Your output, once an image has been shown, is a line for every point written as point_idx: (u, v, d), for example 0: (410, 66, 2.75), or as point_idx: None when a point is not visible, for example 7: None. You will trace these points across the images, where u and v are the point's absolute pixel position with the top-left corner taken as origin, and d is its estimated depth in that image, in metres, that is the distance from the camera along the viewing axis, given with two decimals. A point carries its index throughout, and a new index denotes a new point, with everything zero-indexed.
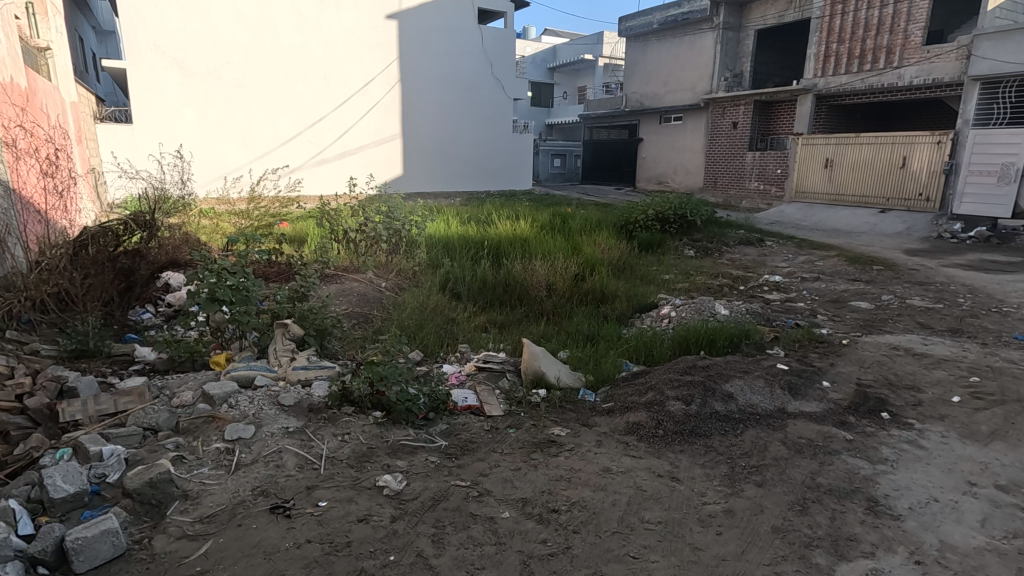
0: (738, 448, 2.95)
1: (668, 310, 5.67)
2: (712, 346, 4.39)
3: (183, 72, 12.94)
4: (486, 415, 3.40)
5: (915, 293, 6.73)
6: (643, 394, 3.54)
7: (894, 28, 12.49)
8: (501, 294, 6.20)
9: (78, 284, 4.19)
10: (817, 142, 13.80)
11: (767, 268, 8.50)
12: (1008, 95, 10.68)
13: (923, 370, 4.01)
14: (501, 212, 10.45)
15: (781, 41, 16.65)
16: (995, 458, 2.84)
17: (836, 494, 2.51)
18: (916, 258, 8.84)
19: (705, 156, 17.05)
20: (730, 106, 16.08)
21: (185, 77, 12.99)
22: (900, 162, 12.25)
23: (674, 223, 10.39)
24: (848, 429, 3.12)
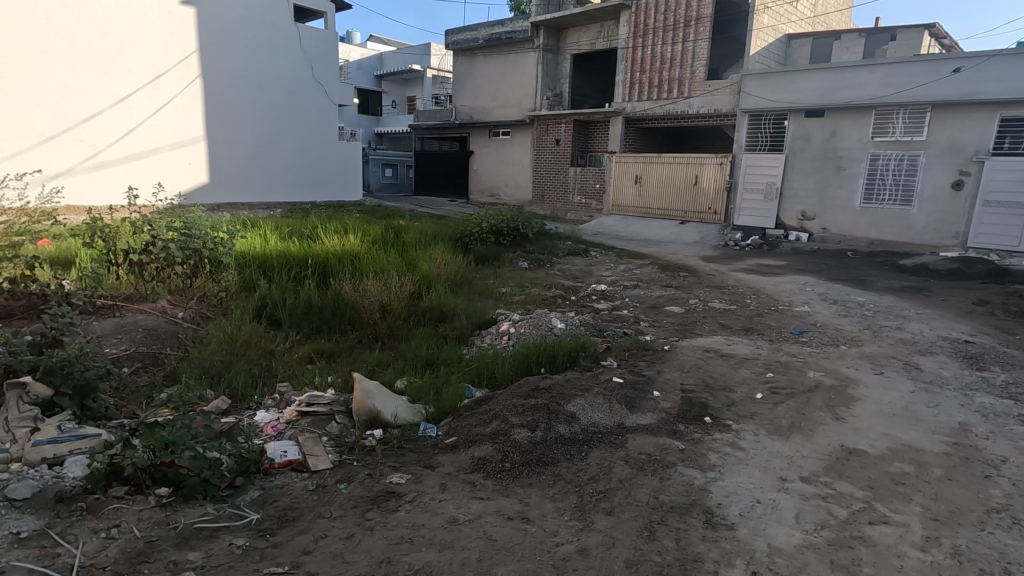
0: (584, 473, 2.90)
1: (507, 326, 5.62)
2: (552, 363, 4.38)
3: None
4: (310, 471, 2.90)
5: (715, 296, 7.63)
6: (488, 423, 3.35)
7: (683, 63, 14.38)
8: (329, 317, 5.62)
9: None
10: (628, 161, 15.24)
11: (594, 277, 9.03)
12: (768, 126, 12.80)
13: (731, 370, 4.45)
14: (327, 225, 9.64)
15: (593, 66, 18.18)
16: (797, 450, 3.17)
17: (677, 512, 2.56)
18: (711, 264, 10.12)
19: (533, 170, 17.84)
20: (553, 124, 17.05)
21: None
22: (693, 179, 14.04)
23: (508, 236, 10.59)
24: (680, 438, 3.28)
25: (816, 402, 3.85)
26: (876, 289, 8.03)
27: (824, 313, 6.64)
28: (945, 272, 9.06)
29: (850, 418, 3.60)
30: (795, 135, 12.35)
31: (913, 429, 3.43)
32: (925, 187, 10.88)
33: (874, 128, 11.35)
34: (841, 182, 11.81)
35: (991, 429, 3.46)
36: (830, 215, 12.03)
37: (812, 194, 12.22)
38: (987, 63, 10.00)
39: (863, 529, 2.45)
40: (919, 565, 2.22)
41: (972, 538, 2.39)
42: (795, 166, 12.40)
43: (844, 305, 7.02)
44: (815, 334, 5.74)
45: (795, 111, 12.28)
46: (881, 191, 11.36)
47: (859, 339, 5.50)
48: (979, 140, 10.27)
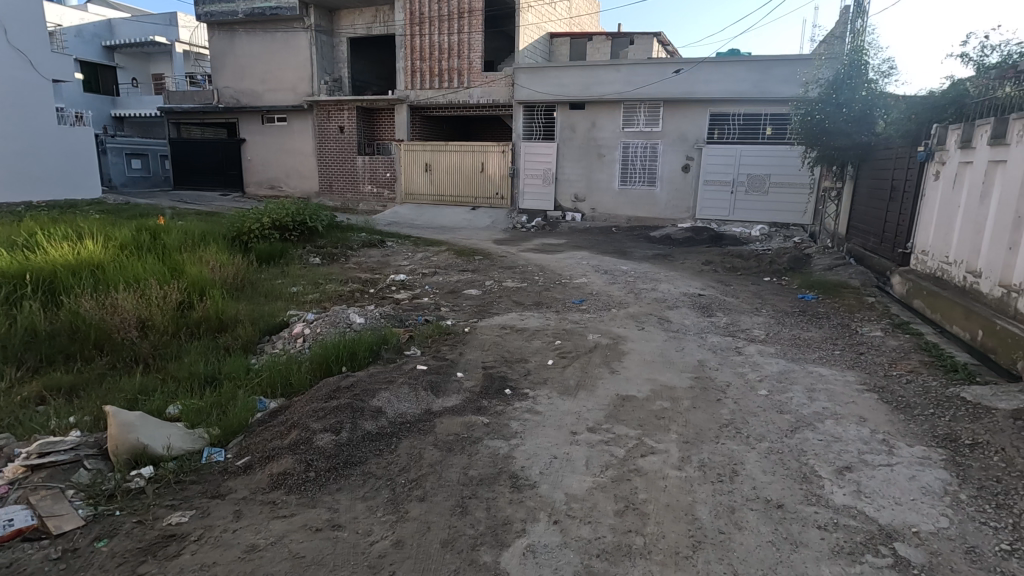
0: (395, 466, 2.86)
1: (300, 327, 5.22)
2: (353, 360, 4.21)
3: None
4: (53, 536, 2.34)
5: (508, 276, 8.14)
6: (285, 434, 3.09)
7: (461, 54, 14.84)
8: (65, 344, 4.55)
9: None
10: (417, 149, 15.25)
11: (392, 267, 8.89)
12: (540, 117, 13.96)
13: (526, 343, 4.81)
14: (52, 230, 7.75)
15: (372, 51, 17.66)
16: (583, 405, 3.57)
17: (486, 483, 2.69)
18: (503, 247, 10.76)
19: (317, 159, 16.73)
20: (334, 111, 16.15)
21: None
22: (479, 167, 14.65)
23: (295, 231, 9.80)
24: (484, 413, 3.44)
25: (595, 360, 4.39)
26: (636, 258, 9.43)
27: (597, 283, 7.57)
28: (682, 240, 11.05)
29: (622, 370, 4.19)
30: (563, 126, 13.70)
31: (667, 371, 4.14)
32: (664, 170, 13.05)
33: (624, 120, 13.19)
34: (603, 167, 13.53)
35: (719, 362, 4.35)
36: (597, 196, 13.70)
37: (581, 178, 13.76)
38: (698, 67, 12.26)
39: (637, 461, 2.88)
40: (677, 481, 2.70)
41: (711, 450, 2.98)
42: (566, 153, 13.78)
43: (612, 274, 8.10)
44: (591, 301, 6.52)
45: (561, 104, 13.60)
46: (633, 174, 13.32)
47: (626, 302, 6.42)
48: (697, 131, 12.66)
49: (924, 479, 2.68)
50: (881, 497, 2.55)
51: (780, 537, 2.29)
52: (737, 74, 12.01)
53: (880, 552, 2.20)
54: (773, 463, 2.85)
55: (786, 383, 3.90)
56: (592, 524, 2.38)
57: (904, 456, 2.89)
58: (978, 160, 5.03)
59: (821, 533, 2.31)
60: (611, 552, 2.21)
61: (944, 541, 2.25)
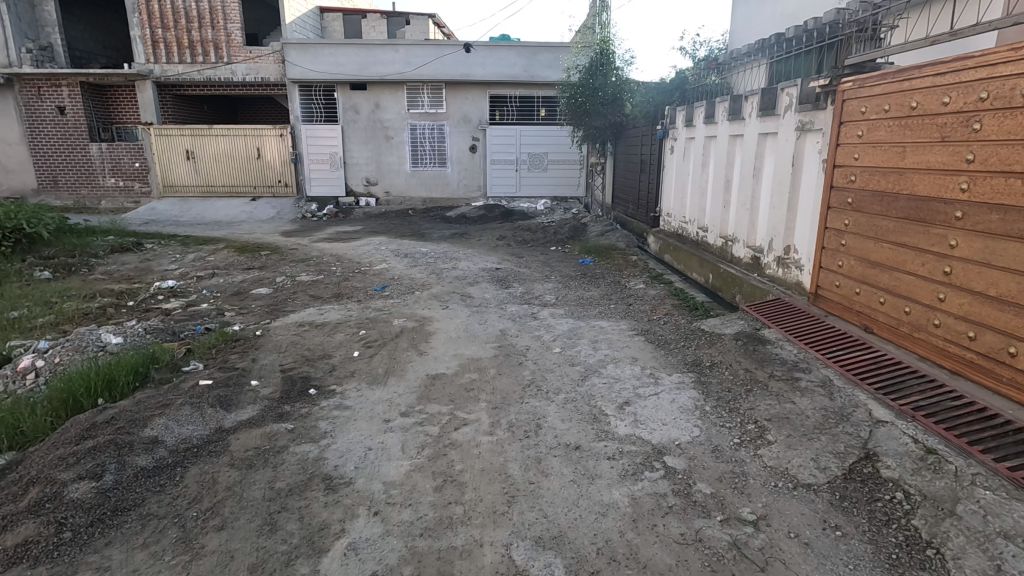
0: (182, 498, 2.49)
1: (30, 360, 4.16)
2: (113, 388, 3.51)
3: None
4: None
5: (301, 270, 7.56)
6: (21, 496, 2.47)
7: (215, 24, 13.08)
8: None
9: None
10: (172, 134, 13.11)
11: (155, 274, 7.58)
12: (319, 97, 13.07)
13: (328, 337, 4.56)
14: None
15: (92, 15, 14.48)
16: (393, 392, 3.53)
17: (296, 492, 2.51)
18: (292, 239, 9.94)
19: (29, 148, 13.29)
20: (47, 87, 12.96)
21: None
22: (254, 152, 13.21)
23: (5, 241, 7.70)
24: (287, 419, 3.19)
25: (402, 344, 4.36)
26: (434, 239, 9.54)
27: (398, 267, 7.49)
28: (476, 218, 11.52)
29: (430, 350, 4.25)
30: (346, 107, 13.05)
31: (472, 345, 4.31)
32: (452, 151, 13.35)
33: (408, 102, 13.09)
34: (391, 150, 13.29)
35: (518, 329, 4.68)
36: (389, 179, 13.44)
37: (370, 161, 13.33)
38: (473, 50, 12.67)
39: (451, 435, 2.97)
40: (489, 445, 2.86)
41: (518, 411, 3.22)
42: (351, 136, 13.18)
43: (412, 257, 8.09)
44: (394, 287, 6.44)
45: (341, 84, 12.91)
46: (424, 156, 13.37)
47: (428, 283, 6.48)
48: (479, 112, 13.17)
49: (681, 399, 3.27)
50: (652, 421, 3.04)
51: (580, 474, 2.58)
52: (509, 58, 12.74)
53: (654, 467, 2.63)
54: (569, 411, 3.19)
55: (574, 339, 4.37)
56: (412, 505, 2.40)
57: (666, 384, 3.48)
58: (699, 135, 6.17)
59: (610, 462, 2.67)
60: (434, 527, 2.26)
61: (697, 446, 2.79)
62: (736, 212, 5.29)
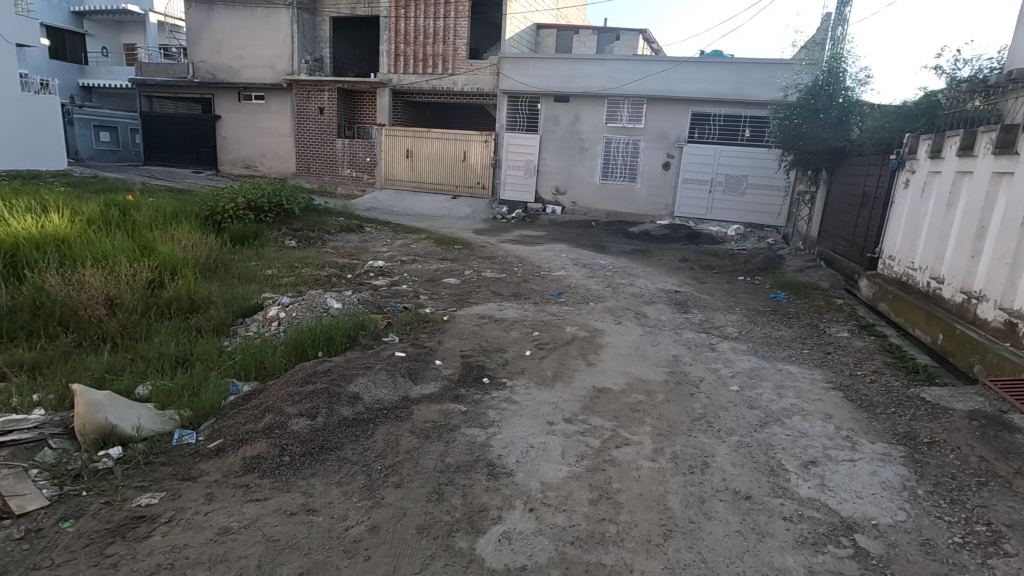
0: (371, 451, 2.86)
1: (276, 311, 5.13)
2: (329, 345, 4.16)
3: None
4: (16, 515, 2.32)
5: (487, 266, 8.13)
6: (260, 418, 3.06)
7: (446, 40, 14.71)
8: (26, 321, 4.36)
9: None
10: (398, 134, 15.05)
11: (370, 253, 8.80)
12: (525, 107, 13.90)
13: (504, 333, 4.83)
14: (12, 201, 7.38)
15: (354, 32, 17.31)
16: (559, 396, 3.61)
17: (462, 470, 2.71)
18: (482, 237, 10.73)
19: (295, 140, 16.37)
20: (314, 91, 15.81)
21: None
22: (461, 155, 14.54)
23: (270, 213, 9.62)
24: (461, 402, 3.46)
25: (572, 352, 4.43)
26: (613, 253, 9.52)
27: (576, 276, 7.62)
28: (660, 236, 11.20)
29: (598, 362, 4.24)
30: (547, 117, 13.66)
31: (642, 365, 4.21)
32: (644, 167, 13.16)
33: (607, 115, 13.24)
34: (584, 161, 13.57)
35: (692, 358, 4.44)
36: (577, 190, 13.75)
37: (562, 171, 13.78)
38: (681, 66, 12.38)
39: (612, 452, 2.93)
40: (650, 472, 2.76)
41: (684, 443, 3.05)
42: (548, 145, 13.76)
43: (590, 267, 8.17)
44: (570, 294, 6.56)
45: (546, 96, 13.56)
46: (614, 169, 13.40)
47: (603, 296, 6.47)
48: (678, 129, 12.79)
49: (884, 474, 2.80)
50: (843, 491, 2.65)
51: (748, 528, 2.36)
52: (719, 75, 12.18)
53: (840, 543, 2.29)
54: (742, 456, 2.94)
55: (756, 379, 4.00)
56: (567, 512, 2.43)
57: (865, 453, 3.01)
58: (948, 169, 5.21)
59: (787, 524, 2.39)
60: (585, 539, 2.26)
61: (900, 533, 2.36)
62: (988, 264, 4.35)
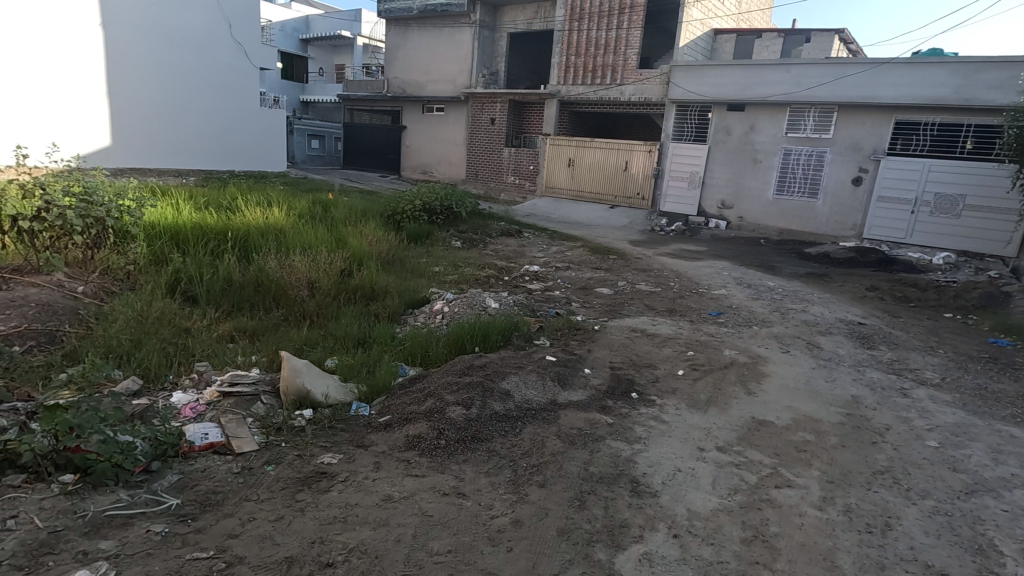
0: (518, 448, 2.97)
1: (441, 305, 5.58)
2: (486, 341, 4.41)
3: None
4: (235, 453, 2.82)
5: (641, 279, 7.94)
6: (422, 401, 3.36)
7: (617, 50, 14.70)
8: (251, 294, 5.28)
9: None
10: (562, 144, 15.39)
11: (526, 258, 9.12)
12: (694, 116, 13.32)
13: (656, 349, 4.68)
14: (248, 196, 9.00)
15: (528, 47, 18.13)
16: (713, 422, 3.40)
17: (605, 482, 2.69)
18: (638, 248, 10.51)
19: (466, 149, 17.62)
20: (488, 103, 16.87)
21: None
22: (623, 165, 14.38)
23: (441, 214, 10.47)
24: (608, 413, 3.43)
25: (730, 377, 4.14)
26: (784, 275, 8.68)
27: (739, 296, 7.10)
28: (843, 260, 9.95)
29: (760, 392, 3.91)
30: (718, 127, 12.93)
31: (812, 402, 3.78)
32: (829, 181, 11.81)
33: (788, 125, 12.13)
34: (756, 174, 12.59)
35: (877, 401, 3.87)
36: (746, 204, 12.79)
37: (730, 183, 12.93)
38: (885, 68, 10.90)
39: (771, 491, 2.69)
40: (816, 522, 2.47)
41: (861, 496, 2.68)
42: (717, 156, 13.01)
43: (756, 289, 7.55)
44: (730, 315, 6.14)
45: (719, 104, 12.84)
46: (792, 183, 12.21)
47: (770, 321, 5.94)
48: (876, 140, 11.26)
49: None
50: None
51: None
52: (935, 77, 10.49)
53: None
54: (938, 524, 2.50)
55: (962, 438, 3.36)
56: (715, 546, 2.28)
57: None
58: None
59: None
60: None
61: None
62: None
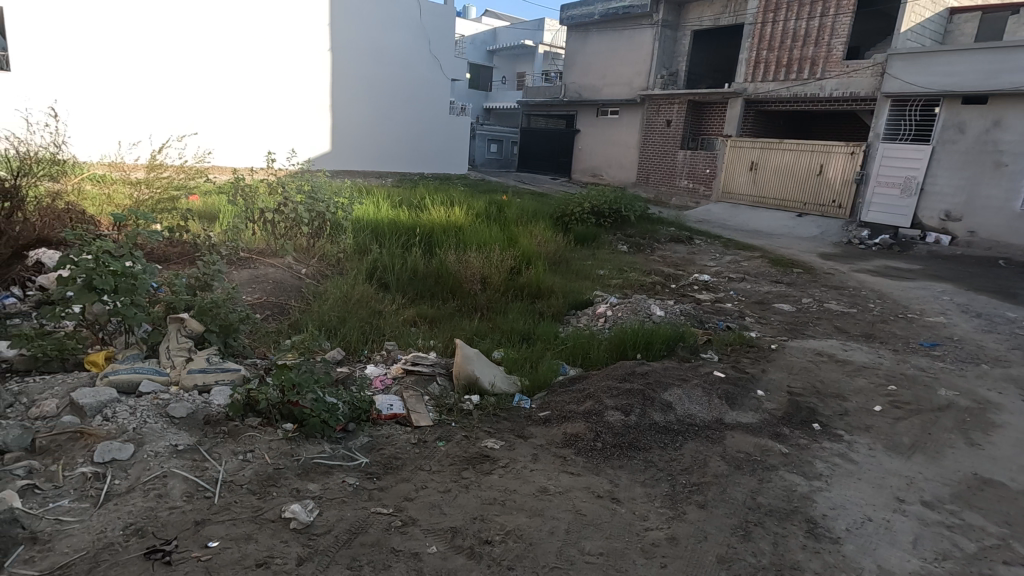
0: (678, 463, 2.86)
1: (604, 308, 5.58)
2: (649, 349, 4.30)
3: (50, 11, 11.12)
4: (413, 426, 3.16)
5: (832, 297, 7.04)
6: (581, 401, 3.40)
7: (819, 40, 13.18)
8: (432, 285, 5.80)
9: None
10: (744, 146, 14.26)
11: (696, 266, 8.66)
12: (914, 112, 11.40)
13: (846, 378, 4.12)
14: (434, 196, 9.91)
15: (714, 44, 17.14)
16: (918, 472, 2.90)
17: (776, 516, 2.46)
18: (829, 262, 9.33)
19: (639, 152, 17.30)
20: (665, 105, 16.34)
21: (60, 19, 11.24)
22: (817, 169, 12.88)
23: (609, 218, 10.42)
24: (784, 442, 3.12)
25: (945, 422, 3.48)
26: None
27: (962, 327, 5.91)
28: None
29: (987, 445, 3.23)
30: (946, 124, 10.89)
31: None
32: None
33: None
34: (998, 180, 10.33)
35: None
36: (981, 216, 10.57)
37: (960, 191, 10.79)
38: None
39: (996, 567, 2.21)
40: None
41: None
42: (942, 159, 10.97)
43: (988, 319, 6.22)
44: (949, 348, 5.15)
45: (950, 97, 10.80)
46: None
47: (1006, 360, 4.85)
48: None
49: None
50: None
51: None
52: None
53: None
54: None
55: None
56: None
57: None
58: None
59: None
60: None
61: None
62: None
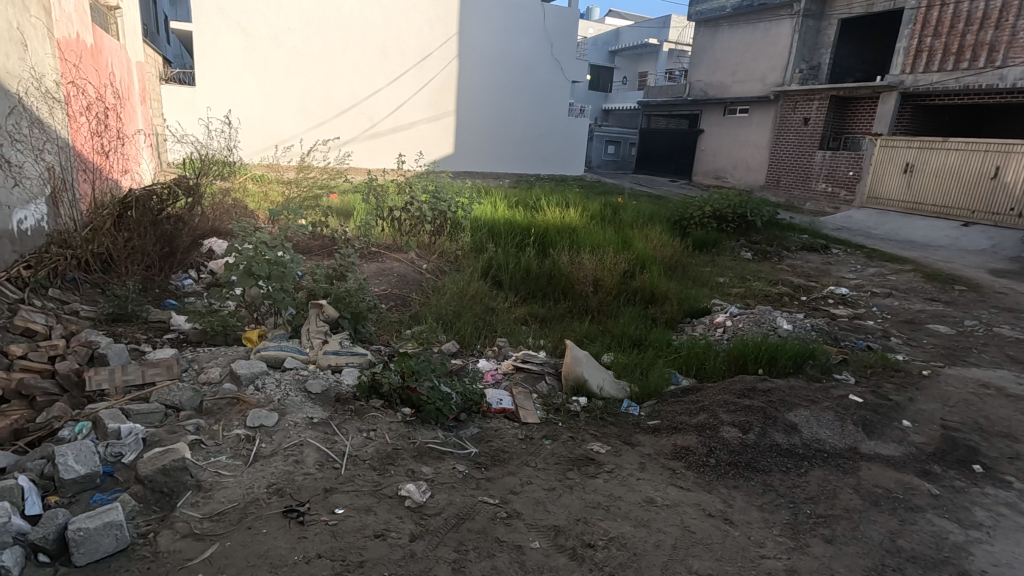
0: (802, 491, 2.63)
1: (723, 318, 5.28)
2: (772, 365, 4.00)
3: (229, 32, 12.86)
4: (520, 421, 3.22)
5: (1004, 320, 6.05)
6: (694, 414, 3.26)
7: (1001, 23, 11.37)
8: (543, 284, 5.87)
9: (136, 241, 4.48)
10: (899, 146, 12.48)
11: (832, 278, 7.89)
12: None
13: (1020, 416, 3.52)
14: (549, 197, 10.00)
15: (865, 33, 15.46)
16: None
17: (921, 564, 2.18)
18: (1001, 280, 8.02)
19: (770, 153, 16.12)
20: (803, 102, 15.07)
21: (234, 40, 12.95)
22: (992, 172, 11.01)
23: (732, 223, 9.84)
24: (933, 482, 2.75)
25: None
26: None
27: None
28: None
29: None
30: None
31: None
32: None
33: None
34: None
35: None
36: None
37: None
38: None
39: None
40: None
41: None
42: None
43: None
44: None
45: None
46: None
47: None
48: None
49: None
50: None
51: None
52: None
53: None
54: None
55: None
56: None
57: None
58: None
59: None
60: None
61: None
62: None
